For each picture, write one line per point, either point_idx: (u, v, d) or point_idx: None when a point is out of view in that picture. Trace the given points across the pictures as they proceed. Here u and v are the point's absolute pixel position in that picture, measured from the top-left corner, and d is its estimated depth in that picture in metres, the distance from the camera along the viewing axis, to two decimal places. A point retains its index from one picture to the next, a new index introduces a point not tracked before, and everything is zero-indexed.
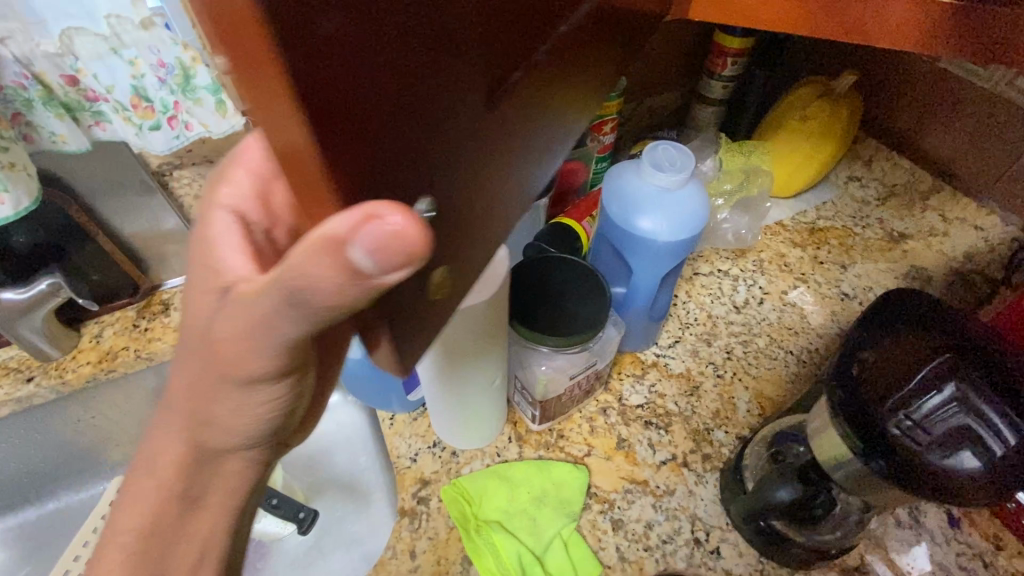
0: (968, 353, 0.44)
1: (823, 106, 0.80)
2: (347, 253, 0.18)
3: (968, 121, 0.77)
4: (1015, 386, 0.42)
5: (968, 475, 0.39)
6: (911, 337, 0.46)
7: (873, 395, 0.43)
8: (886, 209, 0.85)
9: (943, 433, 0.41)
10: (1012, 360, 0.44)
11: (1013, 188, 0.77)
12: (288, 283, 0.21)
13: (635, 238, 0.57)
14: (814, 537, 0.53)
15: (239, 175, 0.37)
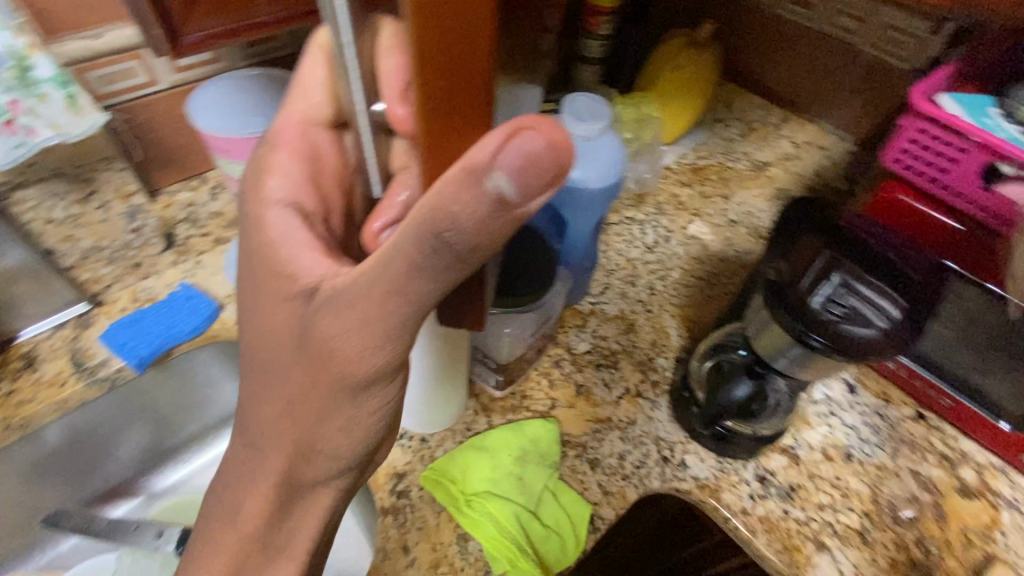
0: (850, 248, 0.53)
1: (692, 54, 0.89)
2: (500, 172, 0.26)
3: (801, 57, 0.91)
4: (889, 268, 0.52)
5: (869, 342, 0.47)
6: (811, 243, 0.54)
7: (795, 291, 0.50)
8: (749, 142, 0.96)
9: (847, 312, 0.48)
10: (878, 243, 0.55)
11: (840, 110, 0.92)
12: (432, 221, 0.28)
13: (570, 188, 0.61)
14: (758, 429, 0.60)
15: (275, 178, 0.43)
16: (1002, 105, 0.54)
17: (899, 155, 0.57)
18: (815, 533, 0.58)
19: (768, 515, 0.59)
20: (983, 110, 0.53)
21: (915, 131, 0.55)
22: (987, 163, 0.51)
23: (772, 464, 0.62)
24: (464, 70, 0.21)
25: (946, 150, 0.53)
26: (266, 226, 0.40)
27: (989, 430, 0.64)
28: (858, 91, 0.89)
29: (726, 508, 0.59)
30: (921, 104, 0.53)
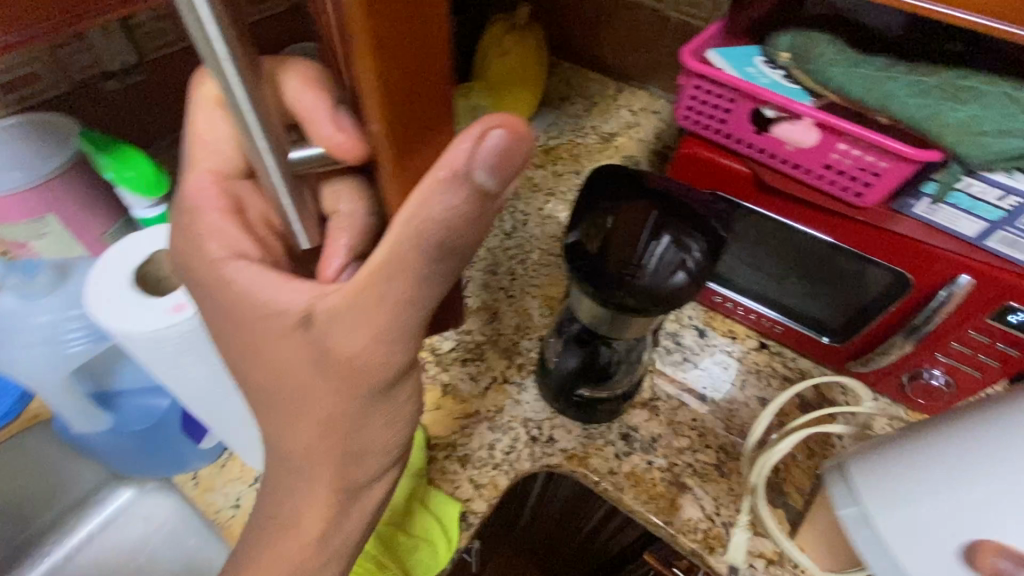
0: (655, 201, 0.54)
1: (519, 36, 0.89)
2: (480, 173, 0.31)
3: (620, 30, 0.96)
4: (687, 210, 0.54)
5: (688, 288, 0.51)
6: (617, 206, 0.54)
7: (614, 264, 0.51)
8: (594, 116, 0.99)
9: (667, 268, 0.50)
10: (679, 193, 0.56)
11: (666, 74, 0.97)
12: (411, 225, 0.32)
13: None
14: (615, 388, 0.63)
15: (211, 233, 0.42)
16: (765, 54, 0.58)
17: (687, 113, 0.60)
18: (678, 477, 0.61)
19: (634, 470, 0.62)
20: (745, 61, 0.57)
21: (691, 88, 0.57)
22: (753, 110, 0.54)
23: (634, 420, 0.66)
24: (429, 84, 0.27)
25: (719, 102, 0.56)
26: (230, 283, 0.39)
27: (812, 344, 0.69)
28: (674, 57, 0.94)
29: (594, 472, 0.61)
30: (689, 63, 0.55)
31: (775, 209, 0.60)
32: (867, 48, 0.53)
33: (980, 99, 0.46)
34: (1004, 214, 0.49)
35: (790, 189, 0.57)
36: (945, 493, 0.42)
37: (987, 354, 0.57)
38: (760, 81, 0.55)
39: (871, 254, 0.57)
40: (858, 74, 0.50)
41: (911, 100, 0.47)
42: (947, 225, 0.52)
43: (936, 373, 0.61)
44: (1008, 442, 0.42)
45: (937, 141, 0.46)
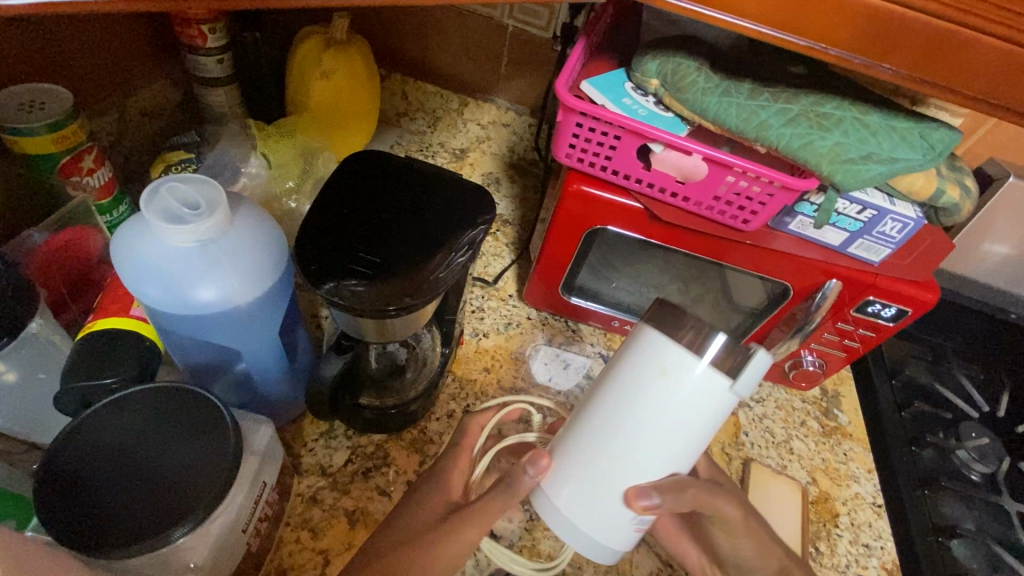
0: (449, 224, 0.48)
1: (334, 56, 0.72)
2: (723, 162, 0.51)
3: (452, 38, 0.86)
4: (457, 220, 0.48)
5: (474, 241, 0.48)
6: (396, 236, 0.46)
7: (377, 302, 0.42)
8: (440, 132, 0.90)
9: (466, 248, 0.47)
10: (457, 221, 0.48)
11: (511, 84, 0.90)
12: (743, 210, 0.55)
13: (214, 317, 0.41)
14: (404, 385, 0.57)
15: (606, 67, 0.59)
16: (633, 79, 0.55)
17: (568, 150, 0.56)
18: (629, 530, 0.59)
19: None
20: (619, 90, 0.54)
21: (574, 126, 0.54)
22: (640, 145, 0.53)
23: None
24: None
25: (604, 138, 0.53)
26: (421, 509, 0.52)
27: None
28: (516, 65, 0.87)
29: (548, 558, 0.55)
30: (571, 100, 0.51)
31: (667, 240, 0.59)
32: (730, 73, 0.54)
33: (839, 124, 0.50)
34: (863, 225, 0.55)
35: (679, 220, 0.57)
36: (616, 477, 0.45)
37: (849, 339, 0.64)
38: (639, 113, 0.53)
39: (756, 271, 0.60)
40: (730, 103, 0.50)
41: (785, 129, 0.50)
42: (816, 237, 0.58)
43: (811, 358, 0.68)
44: (622, 412, 0.44)
45: (814, 169, 0.49)
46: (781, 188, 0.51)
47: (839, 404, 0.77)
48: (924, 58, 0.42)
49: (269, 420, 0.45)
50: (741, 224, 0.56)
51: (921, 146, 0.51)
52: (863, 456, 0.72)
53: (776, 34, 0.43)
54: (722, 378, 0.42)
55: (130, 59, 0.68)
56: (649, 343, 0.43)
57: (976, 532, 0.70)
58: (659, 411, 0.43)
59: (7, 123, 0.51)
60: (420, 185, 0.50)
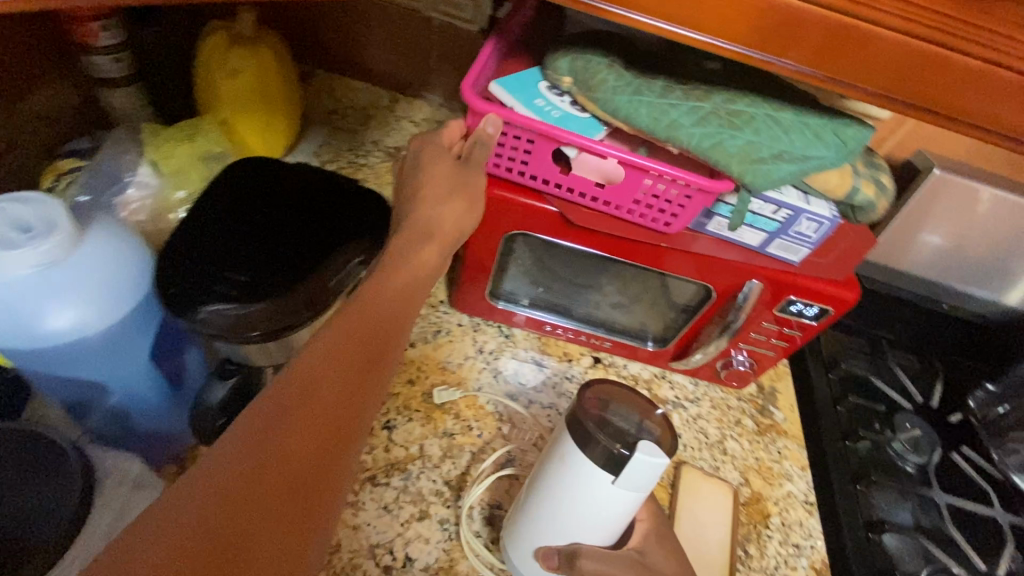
0: (335, 234, 0.46)
1: (242, 53, 0.68)
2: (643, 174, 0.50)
3: (379, 32, 0.82)
4: (343, 230, 0.46)
5: (362, 250, 0.46)
6: (277, 249, 0.43)
7: (250, 323, 0.39)
8: (371, 130, 0.86)
9: (354, 259, 0.45)
10: (341, 230, 0.46)
11: (443, 81, 0.87)
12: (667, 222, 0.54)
13: (59, 346, 0.37)
14: None
15: (518, 64, 0.56)
16: (547, 78, 0.52)
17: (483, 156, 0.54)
18: None
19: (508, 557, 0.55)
20: (530, 91, 0.52)
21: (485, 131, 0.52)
22: (554, 149, 0.51)
23: (495, 495, 0.59)
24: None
25: (517, 144, 0.52)
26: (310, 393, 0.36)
27: (626, 348, 0.71)
28: (445, 60, 0.84)
29: None
30: (480, 106, 0.50)
31: (586, 243, 0.57)
32: (645, 70, 0.51)
33: (750, 123, 0.48)
34: (779, 226, 0.54)
35: (596, 224, 0.55)
36: (532, 534, 0.51)
37: (777, 337, 0.63)
38: (551, 114, 0.51)
39: (677, 272, 0.58)
40: (642, 102, 0.48)
41: (694, 129, 0.47)
42: (736, 238, 0.56)
43: (741, 357, 0.67)
44: (541, 485, 0.49)
45: (726, 170, 0.48)
46: (698, 190, 0.50)
47: (775, 402, 0.76)
48: (847, 62, 0.41)
49: (136, 454, 0.42)
50: (662, 227, 0.55)
51: (834, 143, 0.49)
52: (798, 453, 0.72)
53: (674, 28, 0.40)
54: (608, 476, 0.45)
55: (13, 58, 0.63)
56: (562, 433, 0.47)
57: (907, 525, 0.70)
58: (569, 495, 0.47)
59: None
60: (312, 198, 0.47)
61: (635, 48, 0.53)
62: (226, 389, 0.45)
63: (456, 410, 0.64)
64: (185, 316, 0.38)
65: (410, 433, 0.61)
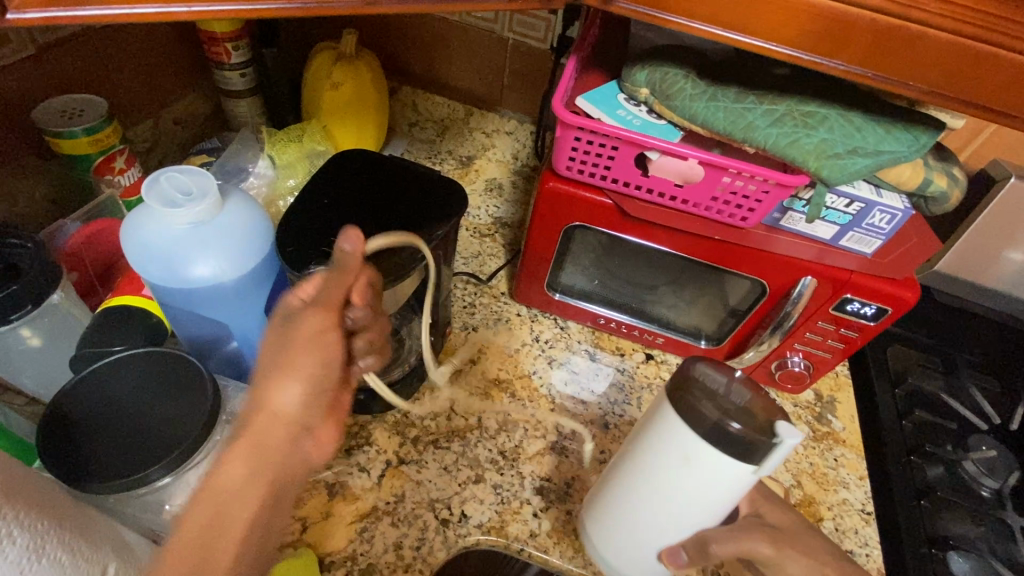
0: (426, 215, 0.53)
1: (344, 70, 0.79)
2: (721, 173, 0.52)
3: (460, 52, 0.91)
4: (431, 212, 0.53)
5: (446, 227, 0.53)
6: (375, 225, 0.51)
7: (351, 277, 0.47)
8: (448, 140, 0.95)
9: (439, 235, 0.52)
10: (429, 212, 0.53)
11: (514, 96, 0.94)
12: (742, 223, 0.57)
13: (201, 292, 0.46)
14: (388, 373, 0.62)
15: (591, 73, 0.62)
16: (624, 89, 0.57)
17: (568, 162, 0.58)
18: None
19: (555, 525, 0.59)
20: (612, 103, 0.56)
21: (572, 140, 0.55)
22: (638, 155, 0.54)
23: (545, 469, 0.63)
24: None
25: (603, 150, 0.55)
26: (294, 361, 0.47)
27: (684, 348, 0.73)
28: (517, 77, 0.92)
29: (516, 541, 0.57)
30: (569, 117, 0.53)
31: (640, 234, 0.61)
32: (715, 77, 0.55)
33: (824, 122, 0.51)
34: (852, 218, 0.55)
35: (660, 218, 0.58)
36: (649, 531, 0.49)
37: (834, 338, 0.63)
38: (633, 123, 0.55)
39: (732, 267, 0.61)
40: (718, 107, 0.52)
41: (771, 129, 0.51)
42: (808, 232, 0.57)
43: (797, 359, 0.67)
44: (652, 480, 0.46)
45: (802, 166, 0.50)
46: (776, 186, 0.52)
47: (834, 410, 0.75)
48: (895, 62, 0.43)
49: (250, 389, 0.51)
50: (740, 222, 0.57)
51: (907, 139, 0.51)
52: (856, 462, 0.70)
53: (729, 34, 0.44)
54: (744, 465, 0.41)
55: (164, 73, 0.76)
56: (672, 426, 0.43)
57: (980, 548, 0.66)
58: (681, 482, 0.44)
59: (52, 127, 0.59)
60: (404, 185, 0.55)
61: (696, 54, 0.58)
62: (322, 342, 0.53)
63: (512, 390, 0.69)
64: (298, 271, 0.47)
65: (470, 406, 0.66)
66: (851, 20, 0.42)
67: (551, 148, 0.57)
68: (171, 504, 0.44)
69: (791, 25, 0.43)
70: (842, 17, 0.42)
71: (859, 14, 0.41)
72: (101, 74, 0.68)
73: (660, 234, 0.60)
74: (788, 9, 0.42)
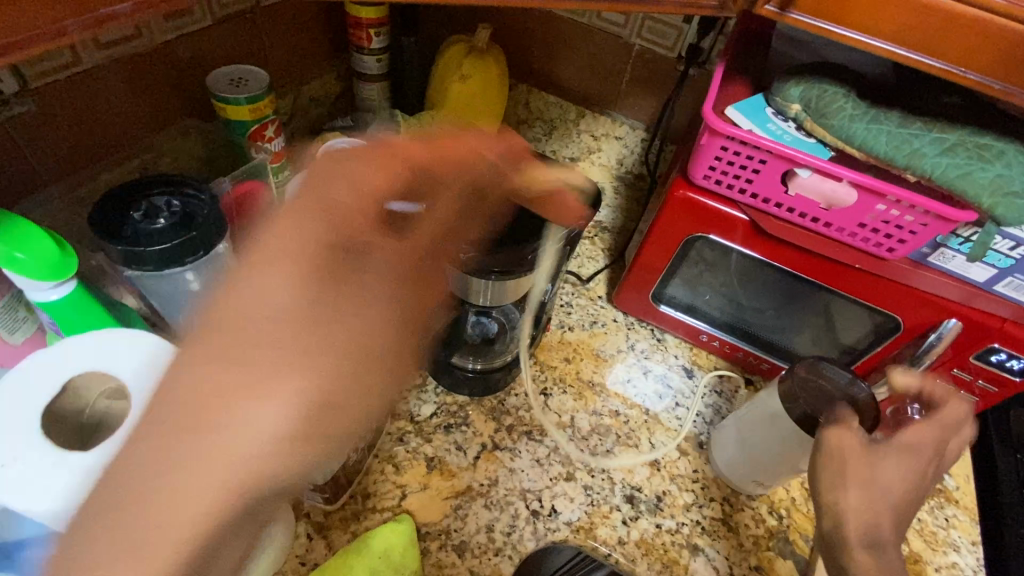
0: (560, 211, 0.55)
1: (473, 62, 0.81)
2: (878, 201, 0.50)
3: (581, 55, 0.92)
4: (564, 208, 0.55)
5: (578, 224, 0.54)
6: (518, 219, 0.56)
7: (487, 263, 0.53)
8: (556, 140, 0.95)
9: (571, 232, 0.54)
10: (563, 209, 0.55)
11: (628, 103, 0.94)
12: (885, 257, 0.54)
13: (350, 256, 0.49)
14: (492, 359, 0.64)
15: (735, 83, 0.60)
16: (773, 104, 0.56)
17: (705, 172, 0.57)
18: (687, 538, 0.59)
19: (643, 536, 0.58)
20: (761, 115, 0.55)
21: (717, 149, 0.54)
22: (785, 171, 0.52)
23: (636, 478, 0.62)
24: None
25: (747, 163, 0.54)
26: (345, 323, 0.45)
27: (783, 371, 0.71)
28: (636, 83, 0.91)
29: (603, 545, 0.57)
30: (719, 125, 0.52)
31: (767, 254, 0.59)
32: (876, 99, 0.53)
33: (1001, 156, 0.48)
34: (1016, 263, 0.50)
35: (796, 238, 0.56)
36: (727, 439, 0.62)
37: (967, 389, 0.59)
38: (784, 139, 0.53)
39: (861, 298, 0.58)
40: (880, 130, 0.50)
41: (939, 159, 0.48)
42: (959, 272, 0.53)
43: None
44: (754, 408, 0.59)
45: (972, 201, 0.47)
46: (937, 219, 0.49)
47: (948, 467, 0.69)
48: None
49: None
50: (885, 253, 0.54)
51: None
52: (970, 526, 0.65)
53: (913, 55, 0.42)
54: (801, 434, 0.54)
55: (310, 53, 0.82)
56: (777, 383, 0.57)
57: None
58: (782, 440, 0.56)
59: (221, 93, 0.65)
60: (538, 178, 0.56)
61: (855, 75, 0.55)
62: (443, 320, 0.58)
63: (605, 394, 0.69)
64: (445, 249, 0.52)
65: (563, 403, 0.67)
66: None
67: (690, 155, 0.57)
68: None
69: (984, 47, 0.41)
70: None
71: None
72: (260, 51, 0.74)
73: (789, 256, 0.58)
74: (983, 30, 0.40)
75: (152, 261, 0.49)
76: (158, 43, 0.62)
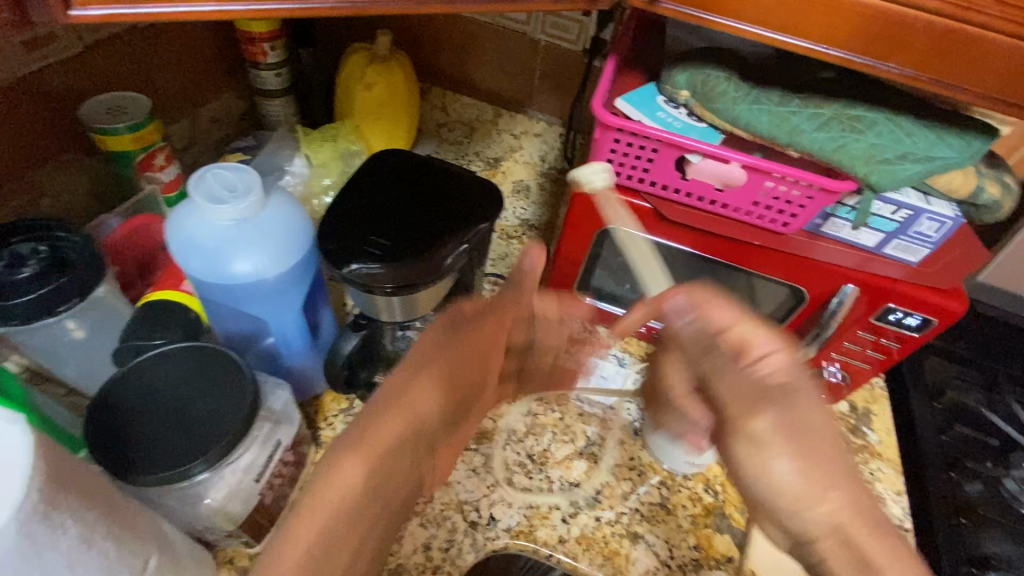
0: (463, 217, 0.53)
1: (378, 70, 0.79)
2: (765, 179, 0.52)
3: (491, 54, 0.91)
4: (466, 214, 0.53)
5: (480, 229, 0.53)
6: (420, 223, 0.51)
7: (388, 274, 0.47)
8: (476, 141, 0.95)
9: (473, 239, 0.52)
10: (466, 214, 0.53)
11: (543, 99, 0.94)
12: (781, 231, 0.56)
13: (241, 287, 0.47)
14: None
15: (630, 72, 0.61)
16: (663, 91, 0.56)
17: None
18: (626, 527, 0.59)
19: (584, 531, 0.58)
20: (652, 105, 0.55)
21: (612, 142, 0.55)
22: (677, 157, 0.53)
23: (574, 474, 0.62)
24: None
25: (641, 152, 0.54)
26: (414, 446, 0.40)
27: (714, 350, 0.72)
28: (547, 79, 0.91)
29: (544, 546, 0.57)
30: (608, 119, 0.52)
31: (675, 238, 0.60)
32: (759, 79, 0.54)
33: (873, 126, 0.50)
34: (898, 226, 0.53)
35: (697, 222, 0.57)
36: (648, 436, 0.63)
37: (873, 349, 0.62)
38: (674, 126, 0.54)
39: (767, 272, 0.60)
40: (763, 110, 0.51)
41: (817, 134, 0.50)
42: (850, 238, 0.56)
43: (833, 369, 0.65)
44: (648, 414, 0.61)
45: (850, 172, 0.50)
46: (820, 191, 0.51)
47: (869, 423, 0.72)
48: (939, 63, 0.42)
49: (287, 386, 0.52)
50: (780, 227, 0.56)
51: (959, 144, 0.50)
52: (893, 477, 0.68)
53: (775, 36, 0.43)
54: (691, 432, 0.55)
55: (203, 73, 0.77)
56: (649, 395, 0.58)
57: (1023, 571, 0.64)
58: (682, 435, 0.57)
59: (98, 124, 0.61)
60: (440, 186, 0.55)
61: (739, 56, 0.56)
62: (356, 339, 0.56)
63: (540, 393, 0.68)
64: (339, 266, 0.47)
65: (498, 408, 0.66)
66: (897, 22, 0.41)
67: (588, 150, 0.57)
68: (211, 498, 0.44)
69: (837, 25, 0.42)
70: (888, 19, 0.41)
71: (907, 15, 0.40)
72: (144, 75, 0.69)
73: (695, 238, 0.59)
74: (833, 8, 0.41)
75: (20, 315, 0.45)
76: (18, 76, 0.57)
